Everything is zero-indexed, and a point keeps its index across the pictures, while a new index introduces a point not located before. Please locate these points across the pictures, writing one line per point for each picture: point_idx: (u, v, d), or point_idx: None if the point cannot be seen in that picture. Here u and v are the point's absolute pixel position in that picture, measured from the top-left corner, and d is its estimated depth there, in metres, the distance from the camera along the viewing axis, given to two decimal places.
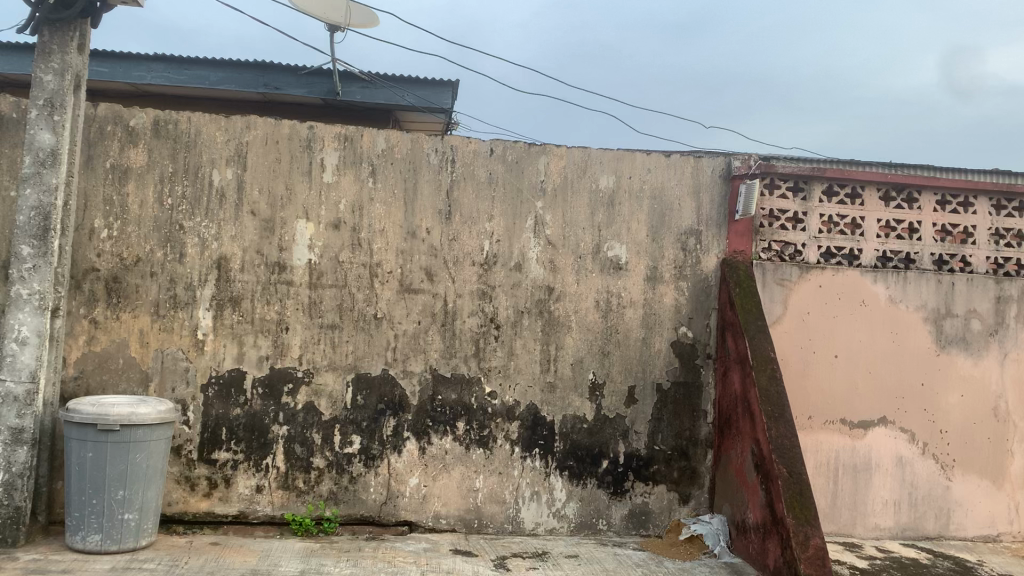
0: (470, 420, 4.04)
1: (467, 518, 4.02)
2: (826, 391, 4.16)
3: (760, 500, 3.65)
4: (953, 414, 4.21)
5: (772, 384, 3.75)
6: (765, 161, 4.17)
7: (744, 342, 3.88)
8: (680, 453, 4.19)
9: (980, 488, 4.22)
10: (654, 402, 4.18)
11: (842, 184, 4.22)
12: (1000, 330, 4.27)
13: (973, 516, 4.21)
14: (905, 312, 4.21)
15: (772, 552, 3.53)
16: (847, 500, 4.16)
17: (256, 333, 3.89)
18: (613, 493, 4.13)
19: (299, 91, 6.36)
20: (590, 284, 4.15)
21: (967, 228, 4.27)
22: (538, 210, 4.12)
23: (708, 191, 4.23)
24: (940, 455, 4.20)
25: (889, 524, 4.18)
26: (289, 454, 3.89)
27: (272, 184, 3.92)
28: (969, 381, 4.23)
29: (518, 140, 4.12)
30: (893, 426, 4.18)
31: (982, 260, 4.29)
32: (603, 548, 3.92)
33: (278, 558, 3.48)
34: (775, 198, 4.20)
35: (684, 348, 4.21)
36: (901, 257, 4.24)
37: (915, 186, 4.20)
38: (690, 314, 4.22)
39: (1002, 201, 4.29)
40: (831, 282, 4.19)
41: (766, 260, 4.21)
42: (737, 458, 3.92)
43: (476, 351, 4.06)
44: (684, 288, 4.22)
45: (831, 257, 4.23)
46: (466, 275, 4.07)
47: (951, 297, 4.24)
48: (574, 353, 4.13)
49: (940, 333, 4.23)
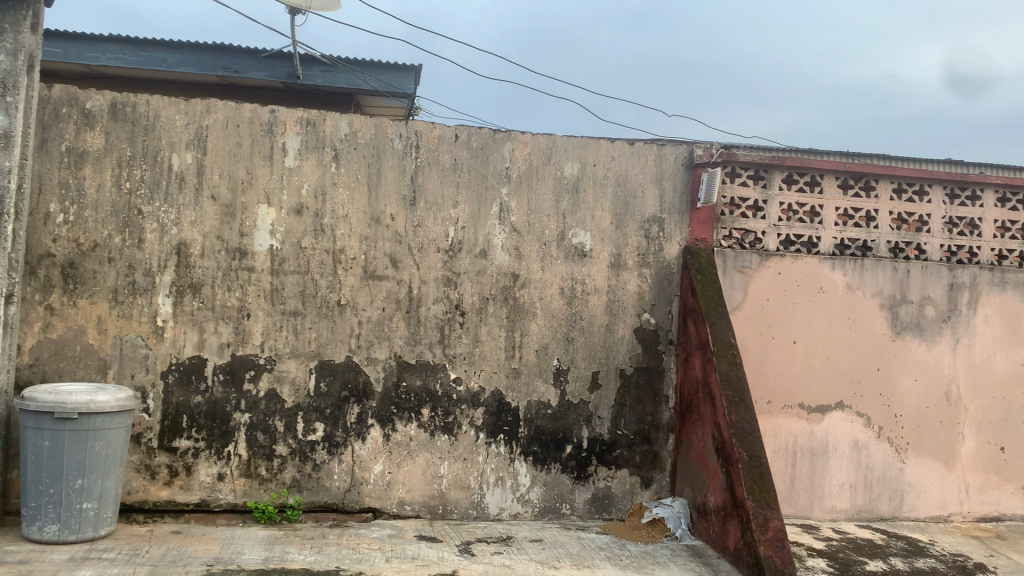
0: (434, 407, 4.04)
1: (431, 505, 4.02)
2: (785, 376, 4.24)
3: (720, 483, 3.71)
4: (907, 398, 4.32)
5: (733, 369, 3.81)
6: (726, 150, 4.22)
7: (706, 329, 3.93)
8: (642, 438, 4.24)
9: (932, 470, 4.34)
10: (617, 387, 4.22)
11: (801, 173, 4.28)
12: (953, 316, 4.37)
13: (925, 497, 4.33)
14: (862, 298, 4.30)
15: (732, 534, 3.60)
16: (805, 483, 4.24)
17: (217, 320, 3.84)
18: (576, 478, 4.17)
19: (258, 74, 6.28)
20: (555, 271, 4.17)
21: (922, 216, 4.37)
22: (503, 196, 4.12)
23: (671, 179, 4.27)
24: (894, 439, 4.31)
25: (845, 506, 4.27)
26: (251, 442, 3.86)
27: (232, 168, 3.86)
28: (922, 365, 4.33)
29: (483, 126, 4.11)
30: (850, 410, 4.28)
31: (936, 248, 4.38)
32: (566, 532, 3.96)
33: (241, 546, 3.45)
34: (736, 186, 4.25)
35: (647, 334, 4.25)
36: (858, 245, 4.33)
37: (873, 175, 4.28)
38: (653, 300, 4.26)
39: (956, 190, 4.39)
40: (789, 269, 4.26)
41: (727, 248, 4.26)
42: (698, 442, 3.97)
43: (441, 338, 4.06)
44: (647, 274, 4.25)
45: (790, 244, 4.30)
46: (431, 262, 4.06)
47: (906, 284, 4.33)
48: (539, 339, 4.15)
49: (896, 319, 4.32)
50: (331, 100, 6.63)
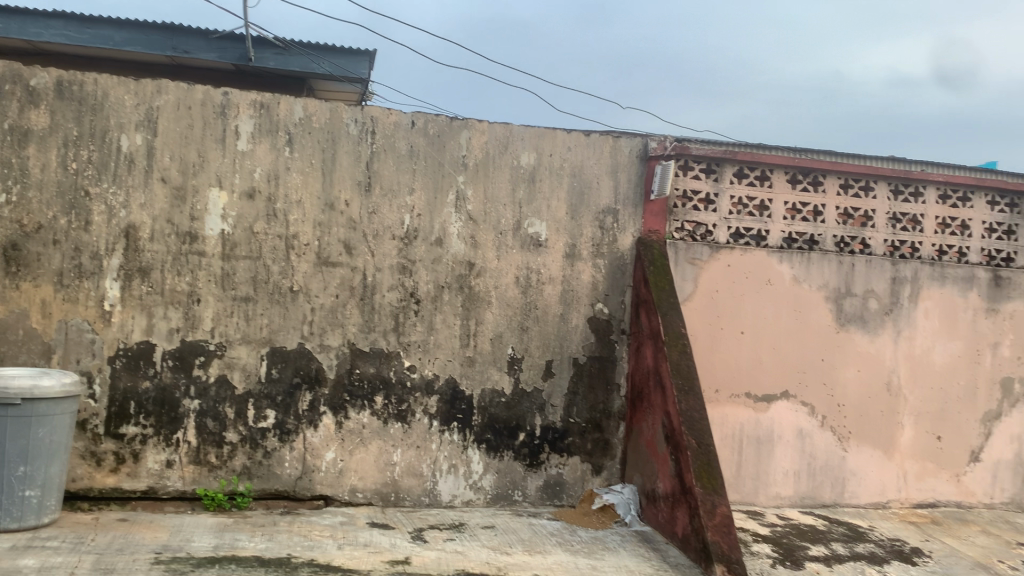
0: (387, 394, 4.03)
1: (384, 492, 4.02)
2: (733, 366, 4.33)
3: (670, 470, 3.78)
4: (850, 388, 4.44)
5: (684, 359, 3.88)
6: (680, 143, 4.28)
7: (658, 319, 3.99)
8: (594, 426, 4.29)
9: (873, 458, 4.47)
10: (570, 376, 4.26)
11: (752, 167, 4.37)
12: (894, 309, 4.51)
13: (866, 484, 4.47)
14: (808, 291, 4.41)
15: (680, 520, 3.68)
16: (750, 471, 4.34)
17: (167, 305, 3.78)
18: (528, 465, 4.20)
19: (209, 55, 6.16)
20: (510, 260, 4.18)
21: (867, 212, 4.49)
22: (459, 184, 4.12)
23: (625, 170, 4.31)
24: (836, 427, 4.43)
25: (789, 493, 4.39)
26: (201, 428, 3.81)
27: (184, 151, 3.79)
28: (865, 356, 4.46)
29: (439, 113, 4.10)
30: (795, 399, 4.39)
31: (880, 242, 4.51)
32: (518, 519, 3.99)
33: (190, 533, 3.41)
34: (688, 179, 4.32)
35: (600, 323, 4.30)
36: (805, 239, 4.43)
37: (820, 170, 4.38)
38: (606, 290, 4.31)
39: (900, 186, 4.52)
40: (739, 262, 4.35)
41: (679, 240, 4.33)
42: (648, 430, 4.04)
43: (395, 325, 4.05)
44: (601, 265, 4.30)
45: (740, 238, 4.39)
46: (386, 249, 4.04)
47: (850, 277, 4.45)
48: (493, 328, 4.16)
49: (841, 312, 4.44)
50: (283, 83, 6.53)
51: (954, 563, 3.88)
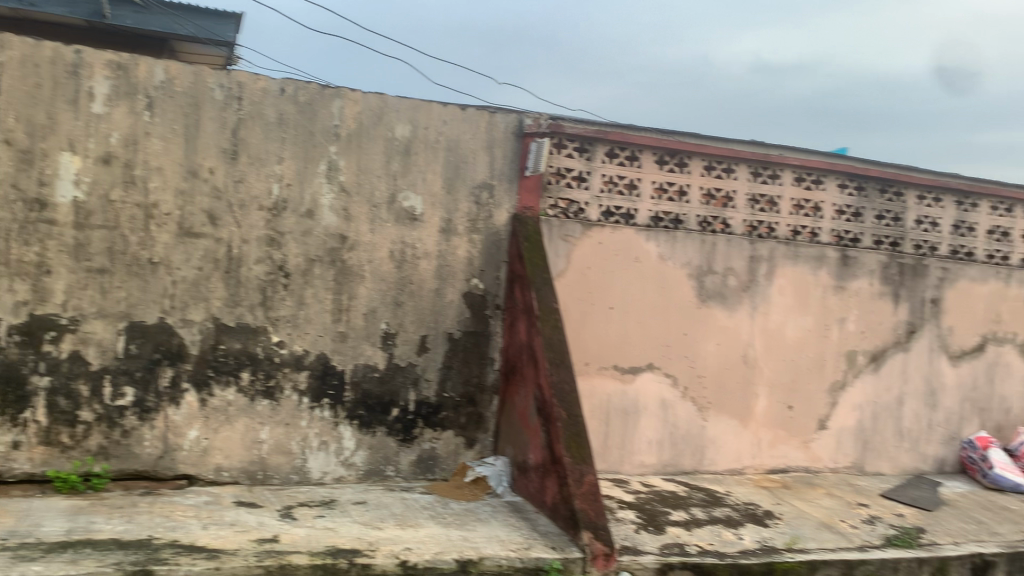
0: (255, 370, 3.93)
1: (251, 470, 3.93)
2: (602, 341, 4.45)
3: (540, 442, 3.87)
4: (710, 361, 4.66)
5: (556, 333, 3.96)
6: (553, 121, 4.34)
7: (531, 294, 4.05)
8: (467, 400, 4.32)
9: (730, 426, 4.72)
10: (443, 351, 4.26)
11: (623, 147, 4.48)
12: (752, 286, 4.75)
13: (723, 451, 4.71)
14: (674, 268, 4.58)
15: (549, 490, 3.77)
16: (616, 441, 4.50)
17: (12, 276, 3.53)
18: (401, 440, 4.19)
19: (59, 11, 5.76)
20: (384, 234, 4.13)
21: (729, 193, 4.69)
22: (331, 155, 4.03)
23: (501, 145, 4.33)
24: (697, 398, 4.65)
25: (652, 461, 4.58)
26: (51, 407, 3.60)
27: (30, 111, 3.53)
28: (724, 331, 4.69)
29: (310, 81, 3.98)
30: (659, 372, 4.56)
31: (741, 222, 4.73)
32: (390, 494, 3.99)
33: (39, 517, 3.22)
34: (562, 156, 4.39)
35: (474, 298, 4.32)
36: (671, 218, 4.59)
37: (686, 152, 4.55)
38: (481, 266, 4.33)
39: (759, 169, 4.75)
40: (609, 239, 4.46)
41: (552, 216, 4.40)
42: (520, 403, 4.11)
43: (263, 300, 3.94)
44: (476, 240, 4.31)
45: (610, 216, 4.50)
46: (254, 220, 3.91)
47: (713, 255, 4.65)
48: (366, 303, 4.11)
49: (703, 288, 4.64)
50: (144, 45, 6.15)
51: (801, 523, 4.17)
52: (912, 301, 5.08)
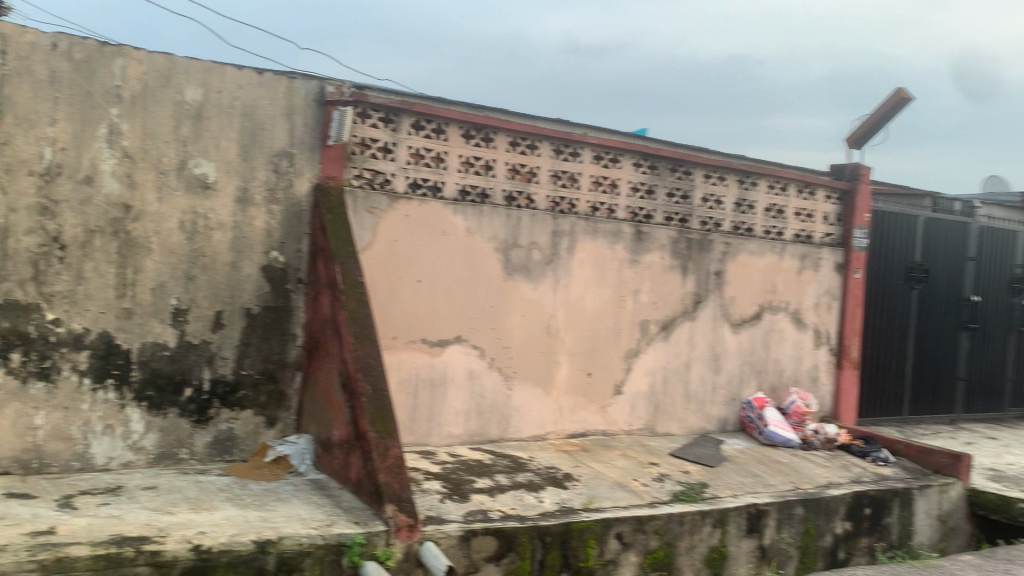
0: (27, 351, 3.61)
1: (24, 459, 3.61)
2: (409, 314, 4.44)
3: (344, 417, 3.82)
4: (515, 332, 4.77)
5: (359, 307, 3.91)
6: (357, 90, 4.26)
7: (334, 267, 3.97)
8: (268, 377, 4.19)
9: (534, 395, 4.87)
10: (241, 326, 4.10)
11: (428, 119, 4.47)
12: (555, 259, 4.90)
13: (527, 419, 4.85)
14: (480, 242, 4.64)
15: (354, 465, 3.74)
16: (424, 414, 4.51)
17: None
18: (196, 421, 4.01)
19: None
20: (174, 204, 3.91)
21: (532, 168, 4.81)
22: (112, 117, 3.75)
23: (301, 113, 4.20)
24: (503, 368, 4.75)
25: (459, 432, 4.63)
26: None
27: None
28: (528, 303, 4.81)
29: (86, 37, 3.68)
30: (466, 343, 4.62)
31: (543, 197, 4.87)
32: (184, 477, 3.80)
33: None
34: (366, 126, 4.31)
35: (274, 272, 4.18)
36: (477, 192, 4.64)
37: (491, 127, 4.61)
38: (281, 238, 4.19)
39: (561, 146, 4.90)
40: (416, 212, 4.44)
41: (357, 187, 4.32)
42: (323, 378, 4.03)
43: (36, 274, 3.62)
44: (275, 211, 4.16)
45: (417, 188, 4.48)
46: (22, 187, 3.58)
47: (517, 229, 4.75)
48: (155, 277, 3.88)
49: (508, 261, 4.74)
50: None
51: (597, 484, 4.39)
52: (699, 273, 5.45)
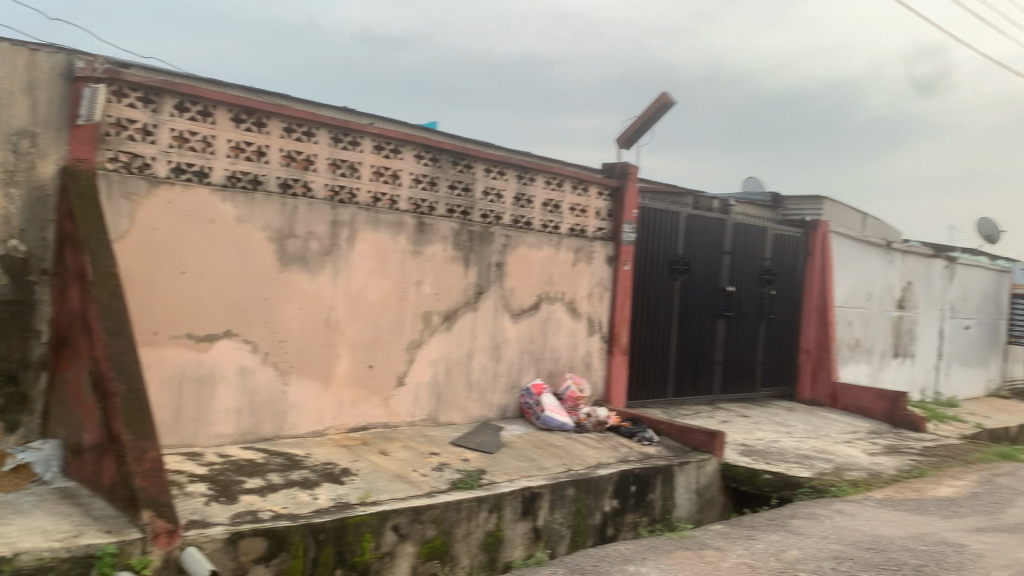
0: None
1: None
2: (173, 307, 4.19)
3: (95, 419, 3.53)
4: (291, 325, 4.63)
5: (114, 300, 3.63)
6: (112, 67, 3.96)
7: (84, 258, 3.66)
8: (6, 378, 3.79)
9: (312, 389, 4.75)
10: None
11: (194, 101, 4.23)
12: (333, 250, 4.80)
13: (305, 415, 4.73)
14: (252, 231, 4.45)
15: (107, 470, 3.47)
16: (190, 412, 4.28)
17: None
18: None
19: None
20: None
21: (308, 156, 4.68)
22: None
23: (46, 89, 3.83)
24: (278, 362, 4.60)
25: (230, 431, 4.43)
26: None
27: None
28: (306, 295, 4.69)
29: None
30: (237, 338, 4.43)
31: (321, 186, 4.75)
32: None
33: None
34: (123, 106, 4.01)
35: (13, 262, 3.79)
36: (249, 179, 4.45)
37: (264, 111, 4.44)
38: (22, 225, 3.80)
39: (340, 135, 4.82)
40: (180, 199, 4.19)
41: (111, 171, 4.00)
42: (72, 378, 3.71)
43: None
44: (14, 195, 3.77)
45: (182, 173, 4.22)
46: None
47: (292, 219, 4.61)
48: None
49: (284, 252, 4.59)
50: None
51: (375, 477, 4.35)
52: (480, 265, 5.57)
